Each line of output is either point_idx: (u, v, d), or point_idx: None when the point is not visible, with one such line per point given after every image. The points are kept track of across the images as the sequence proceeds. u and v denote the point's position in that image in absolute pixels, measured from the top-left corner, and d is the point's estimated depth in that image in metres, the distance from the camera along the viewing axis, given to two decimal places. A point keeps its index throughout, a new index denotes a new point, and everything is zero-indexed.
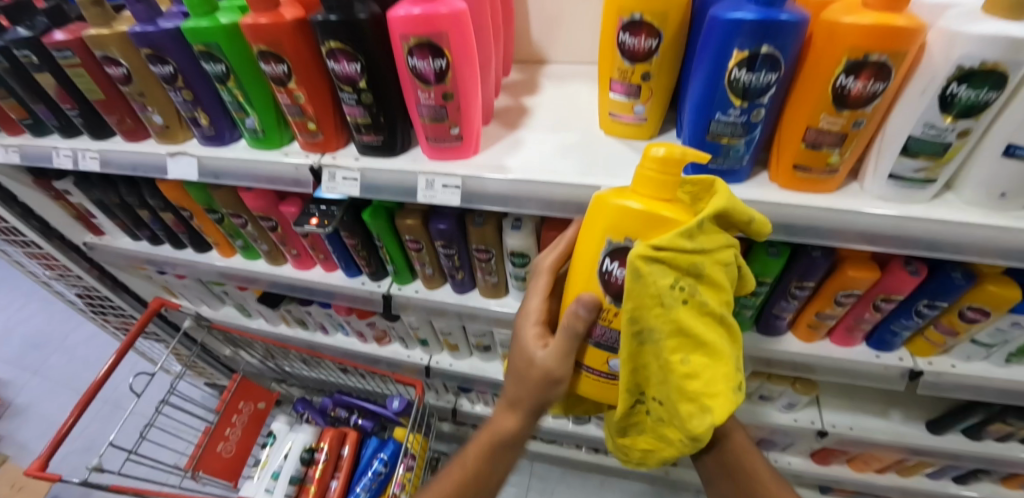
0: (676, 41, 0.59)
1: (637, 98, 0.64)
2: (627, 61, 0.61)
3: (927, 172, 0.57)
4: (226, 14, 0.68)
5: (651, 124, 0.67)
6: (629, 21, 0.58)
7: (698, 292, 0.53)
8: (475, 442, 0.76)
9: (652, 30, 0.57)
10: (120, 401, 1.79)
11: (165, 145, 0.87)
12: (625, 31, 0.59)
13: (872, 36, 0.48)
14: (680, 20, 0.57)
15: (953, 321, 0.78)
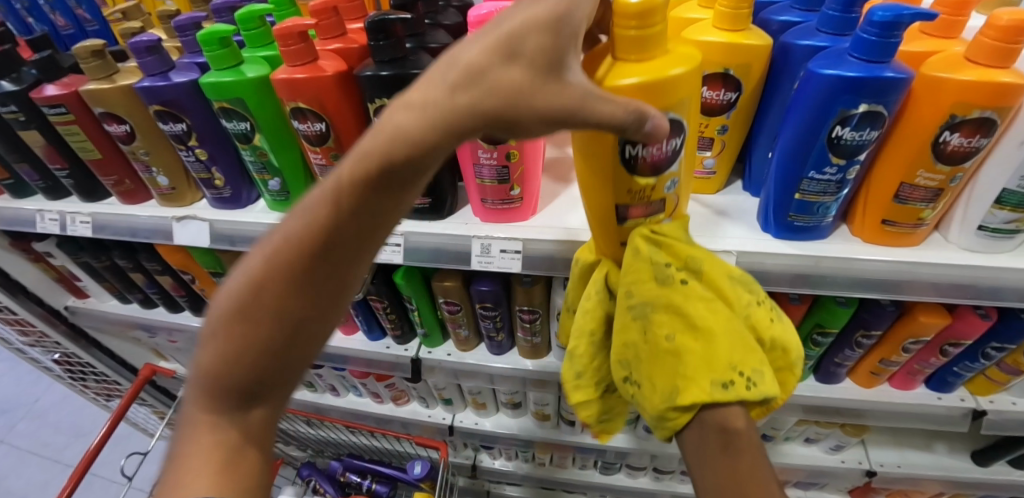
0: (754, 94, 0.56)
1: (708, 150, 0.61)
2: (702, 113, 0.58)
3: (1018, 223, 0.54)
4: (253, 67, 0.61)
5: (720, 177, 0.64)
6: (708, 75, 0.55)
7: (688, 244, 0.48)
8: (241, 337, 0.33)
9: (732, 83, 0.55)
10: (97, 473, 1.61)
11: (170, 207, 0.79)
12: (701, 84, 0.56)
13: (978, 92, 0.46)
14: (760, 74, 0.55)
15: (1017, 360, 0.73)
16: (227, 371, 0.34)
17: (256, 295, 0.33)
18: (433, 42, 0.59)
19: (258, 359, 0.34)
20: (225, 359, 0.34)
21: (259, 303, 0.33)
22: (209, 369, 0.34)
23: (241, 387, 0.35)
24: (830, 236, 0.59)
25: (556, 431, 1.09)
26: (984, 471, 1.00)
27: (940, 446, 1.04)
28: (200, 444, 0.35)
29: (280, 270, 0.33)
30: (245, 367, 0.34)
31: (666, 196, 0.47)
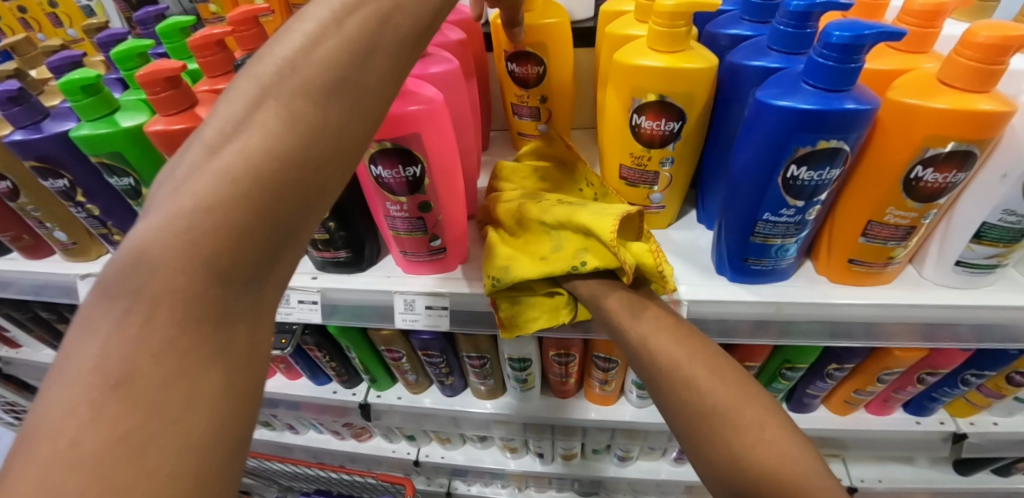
0: (700, 122, 0.49)
1: (654, 185, 0.54)
2: (642, 145, 0.51)
3: (999, 257, 0.48)
4: (131, 114, 0.53)
5: (669, 212, 0.57)
6: (646, 103, 0.47)
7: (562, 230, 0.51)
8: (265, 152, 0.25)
9: (674, 112, 0.47)
10: None
11: (75, 262, 0.71)
12: (639, 114, 0.48)
13: (954, 124, 0.39)
14: (707, 100, 0.47)
15: (998, 384, 0.68)
16: (231, 218, 0.24)
17: (293, 117, 0.26)
18: None
19: (271, 193, 0.25)
20: (234, 203, 0.24)
21: (286, 131, 0.25)
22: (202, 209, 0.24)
23: (235, 244, 0.24)
24: (791, 277, 0.53)
25: (527, 461, 1.04)
26: (967, 482, 0.96)
27: (921, 458, 1.00)
28: (153, 346, 0.22)
29: (327, 102, 0.27)
30: (261, 212, 0.25)
31: (540, 106, 0.64)
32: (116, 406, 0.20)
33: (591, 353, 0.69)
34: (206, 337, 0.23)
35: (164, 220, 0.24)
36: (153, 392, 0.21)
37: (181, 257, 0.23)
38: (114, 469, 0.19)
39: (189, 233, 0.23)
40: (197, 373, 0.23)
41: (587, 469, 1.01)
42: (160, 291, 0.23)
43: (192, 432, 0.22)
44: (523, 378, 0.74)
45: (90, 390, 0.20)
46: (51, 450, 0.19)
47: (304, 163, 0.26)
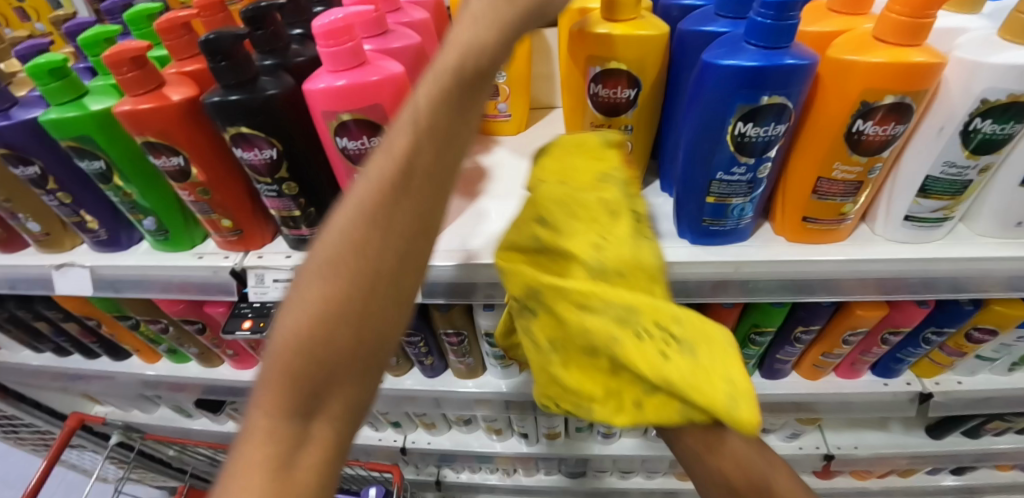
0: (656, 88, 0.51)
1: None
2: (601, 113, 0.53)
3: (945, 211, 0.50)
4: (99, 98, 0.53)
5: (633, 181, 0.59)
6: (601, 72, 0.49)
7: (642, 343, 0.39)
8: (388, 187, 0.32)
9: (629, 80, 0.49)
10: None
11: (49, 254, 0.71)
12: (596, 82, 0.50)
13: (889, 77, 0.41)
14: (661, 66, 0.49)
15: (959, 342, 0.70)
16: (342, 301, 0.31)
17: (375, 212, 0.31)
18: (299, 57, 0.52)
19: (369, 274, 0.31)
20: (341, 282, 0.31)
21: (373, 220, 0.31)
22: (324, 294, 0.31)
23: (349, 317, 0.31)
24: (750, 238, 0.55)
25: (513, 443, 1.05)
26: (939, 445, 0.99)
27: (894, 424, 1.03)
28: (316, 331, 0.31)
29: (424, 163, 0.32)
30: (356, 294, 0.31)
31: (499, 84, 0.66)
32: (287, 361, 0.31)
33: None
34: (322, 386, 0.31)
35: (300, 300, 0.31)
36: (309, 384, 0.31)
37: (331, 271, 0.31)
38: (289, 401, 0.30)
39: (317, 318, 0.31)
40: (337, 378, 0.32)
41: (572, 448, 1.02)
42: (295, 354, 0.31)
43: (336, 388, 0.32)
44: (502, 354, 0.75)
45: (282, 353, 0.31)
46: (265, 388, 0.31)
47: (413, 221, 0.32)
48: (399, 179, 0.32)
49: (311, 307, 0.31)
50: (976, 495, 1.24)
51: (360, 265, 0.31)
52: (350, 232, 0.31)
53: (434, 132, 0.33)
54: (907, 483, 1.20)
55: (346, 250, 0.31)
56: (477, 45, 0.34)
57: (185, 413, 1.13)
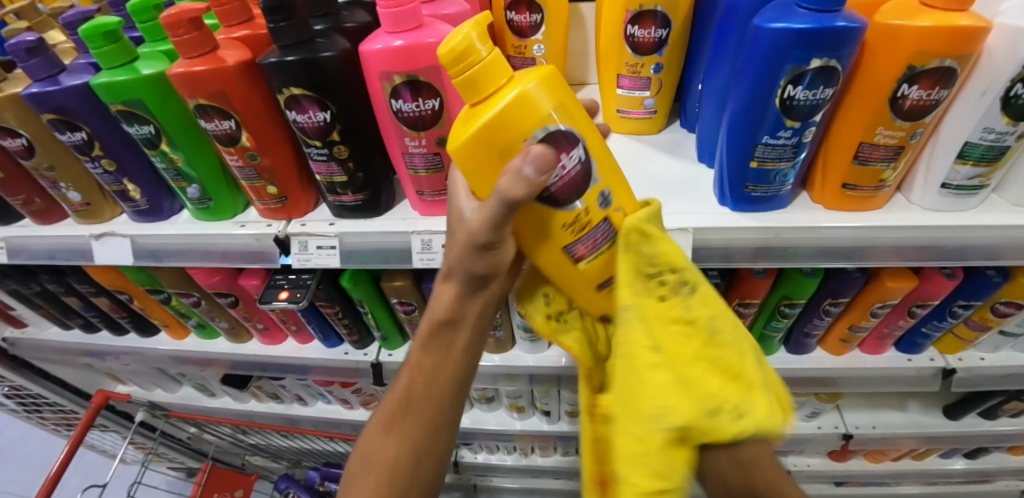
0: (681, 34, 0.58)
1: (647, 90, 0.62)
2: (636, 54, 0.59)
3: (982, 178, 0.52)
4: (150, 61, 0.54)
5: (660, 118, 0.65)
6: (636, 13, 0.56)
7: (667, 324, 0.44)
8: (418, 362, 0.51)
9: (661, 21, 0.56)
10: None
11: (88, 224, 0.72)
12: (632, 24, 0.57)
13: (936, 40, 0.42)
14: (688, 9, 0.56)
15: (984, 316, 0.71)
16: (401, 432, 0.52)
17: (390, 419, 0.52)
18: (350, 22, 0.53)
19: (394, 469, 0.51)
20: (375, 484, 0.51)
21: (378, 436, 0.53)
22: (357, 472, 0.53)
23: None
24: (789, 205, 0.56)
25: (534, 422, 1.07)
26: (956, 425, 1.00)
27: (912, 404, 1.04)
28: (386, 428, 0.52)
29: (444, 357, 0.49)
30: (399, 479, 0.51)
31: (538, 57, 0.66)
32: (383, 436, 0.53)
33: None
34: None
35: (353, 462, 0.54)
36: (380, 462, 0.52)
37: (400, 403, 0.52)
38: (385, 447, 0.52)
39: (360, 466, 0.53)
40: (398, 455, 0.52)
41: None
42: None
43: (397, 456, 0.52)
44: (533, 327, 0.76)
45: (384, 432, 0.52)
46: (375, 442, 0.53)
47: (438, 387, 0.50)
48: (397, 408, 0.52)
49: (356, 465, 0.53)
50: (987, 479, 1.26)
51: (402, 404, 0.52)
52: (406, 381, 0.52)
53: (437, 358, 0.50)
54: (920, 465, 1.22)
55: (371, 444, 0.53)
56: (445, 301, 0.47)
57: (209, 392, 1.14)
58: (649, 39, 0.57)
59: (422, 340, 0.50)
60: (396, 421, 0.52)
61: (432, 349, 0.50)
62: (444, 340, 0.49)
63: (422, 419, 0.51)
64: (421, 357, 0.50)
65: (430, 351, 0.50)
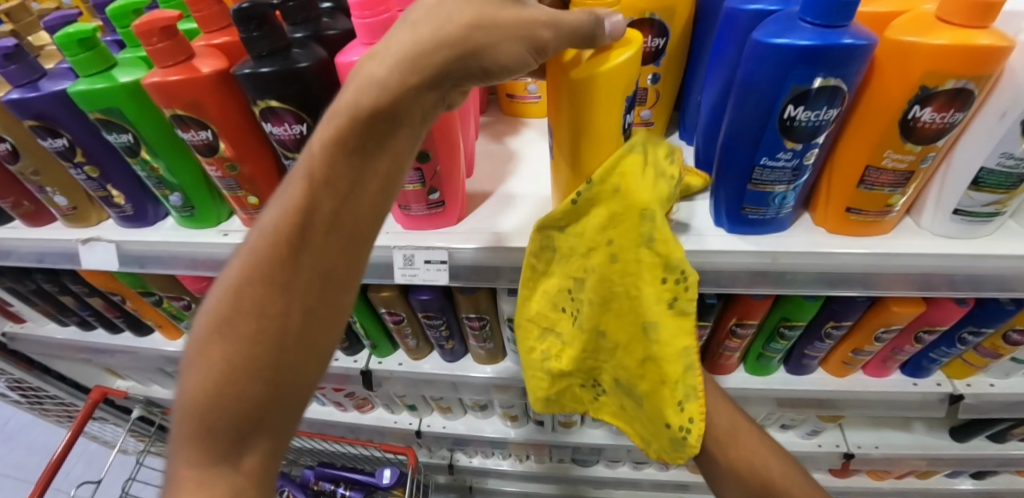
0: (680, 43, 0.55)
1: (643, 102, 0.59)
2: None
3: (998, 205, 0.48)
4: (128, 69, 0.53)
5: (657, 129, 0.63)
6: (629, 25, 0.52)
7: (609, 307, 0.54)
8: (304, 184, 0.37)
9: (658, 30, 0.53)
10: None
11: (76, 228, 0.71)
12: None
13: (952, 59, 0.39)
14: (687, 17, 0.53)
15: (995, 343, 0.68)
16: (269, 287, 0.38)
17: (264, 265, 0.37)
18: (330, 30, 0.51)
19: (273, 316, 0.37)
20: (243, 335, 0.37)
21: (251, 275, 0.38)
22: (215, 320, 0.38)
23: (257, 358, 0.37)
24: (790, 228, 0.53)
25: (528, 430, 1.05)
26: (963, 448, 0.97)
27: (917, 425, 1.01)
28: (247, 294, 0.38)
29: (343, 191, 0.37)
30: (279, 331, 0.38)
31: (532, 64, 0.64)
32: (242, 298, 0.38)
33: None
34: (228, 417, 0.37)
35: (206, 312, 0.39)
36: (228, 327, 0.38)
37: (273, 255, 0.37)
38: (239, 319, 0.38)
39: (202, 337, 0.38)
40: (262, 323, 0.37)
41: (588, 437, 1.02)
42: (204, 372, 0.37)
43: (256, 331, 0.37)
44: None
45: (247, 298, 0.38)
46: (226, 312, 0.38)
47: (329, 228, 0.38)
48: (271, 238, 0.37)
49: (212, 317, 0.38)
50: None
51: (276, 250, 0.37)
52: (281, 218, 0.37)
53: (332, 185, 0.37)
54: (925, 484, 1.18)
55: (235, 290, 0.38)
56: (378, 82, 0.34)
57: None
58: (645, 48, 0.54)
59: (332, 145, 0.36)
60: (266, 268, 0.37)
61: (348, 163, 0.36)
62: (369, 146, 0.36)
63: (322, 256, 0.38)
64: (331, 169, 0.36)
65: (336, 166, 0.36)
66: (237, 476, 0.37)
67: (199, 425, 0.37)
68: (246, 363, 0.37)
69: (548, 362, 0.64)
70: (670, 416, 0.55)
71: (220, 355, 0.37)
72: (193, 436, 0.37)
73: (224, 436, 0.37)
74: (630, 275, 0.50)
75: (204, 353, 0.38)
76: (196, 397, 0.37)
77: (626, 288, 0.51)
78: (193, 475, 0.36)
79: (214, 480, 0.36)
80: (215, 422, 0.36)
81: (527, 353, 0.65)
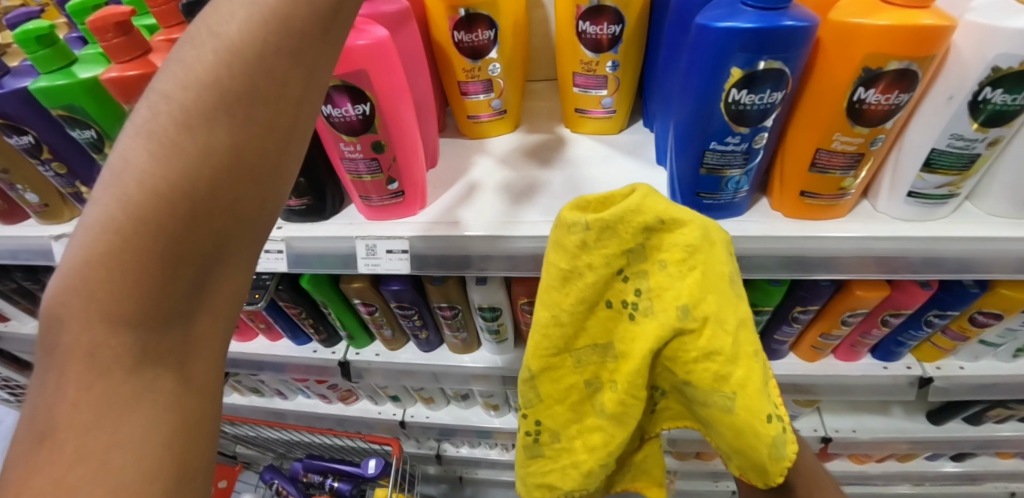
0: (638, 30, 0.55)
1: (604, 89, 0.60)
2: (591, 51, 0.56)
3: (951, 187, 0.49)
4: (89, 65, 0.53)
5: (620, 117, 0.63)
6: (589, 9, 0.53)
7: (656, 311, 0.45)
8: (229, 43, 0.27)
9: (614, 16, 0.53)
10: None
11: (51, 225, 0.72)
12: (585, 20, 0.54)
13: (893, 40, 0.39)
14: (642, 4, 0.53)
15: (963, 326, 0.68)
16: (194, 154, 0.26)
17: (181, 127, 0.26)
18: None
19: (263, 128, 0.28)
20: (148, 221, 0.26)
21: (245, 63, 0.27)
22: (181, 110, 0.26)
23: (191, 217, 0.26)
24: (746, 213, 0.54)
25: (511, 419, 1.06)
26: (940, 431, 0.98)
27: (896, 409, 1.02)
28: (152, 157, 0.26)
29: (267, 54, 0.27)
30: (254, 147, 0.27)
31: (494, 78, 0.60)
32: (151, 169, 0.26)
33: None
34: (179, 251, 0.27)
35: (159, 98, 0.26)
36: (138, 207, 0.25)
37: (199, 101, 0.26)
38: (140, 195, 0.25)
39: (95, 232, 0.25)
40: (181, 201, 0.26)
41: None
42: (99, 273, 0.25)
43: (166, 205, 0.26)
44: (496, 329, 0.75)
45: (151, 159, 0.26)
46: (130, 179, 0.25)
47: (270, 97, 0.27)
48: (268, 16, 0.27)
49: (179, 105, 0.26)
50: (976, 482, 1.23)
51: (193, 107, 0.26)
52: (200, 64, 0.26)
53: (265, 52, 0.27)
54: (905, 467, 1.20)
55: (220, 73, 0.26)
56: None
57: None
58: (603, 36, 0.55)
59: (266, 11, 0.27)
60: (182, 126, 0.26)
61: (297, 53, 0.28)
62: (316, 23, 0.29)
63: (264, 141, 0.28)
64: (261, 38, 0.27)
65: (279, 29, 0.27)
66: (184, 347, 0.28)
67: (132, 250, 0.25)
68: (215, 180, 0.27)
69: (598, 394, 0.52)
70: (746, 440, 0.45)
71: (183, 158, 0.26)
72: (117, 272, 0.25)
73: (164, 279, 0.26)
74: (697, 262, 0.43)
75: (159, 155, 0.26)
76: (133, 217, 0.25)
77: (702, 264, 0.43)
78: (118, 346, 0.26)
79: (151, 369, 0.27)
80: (119, 316, 0.26)
81: (553, 382, 0.52)
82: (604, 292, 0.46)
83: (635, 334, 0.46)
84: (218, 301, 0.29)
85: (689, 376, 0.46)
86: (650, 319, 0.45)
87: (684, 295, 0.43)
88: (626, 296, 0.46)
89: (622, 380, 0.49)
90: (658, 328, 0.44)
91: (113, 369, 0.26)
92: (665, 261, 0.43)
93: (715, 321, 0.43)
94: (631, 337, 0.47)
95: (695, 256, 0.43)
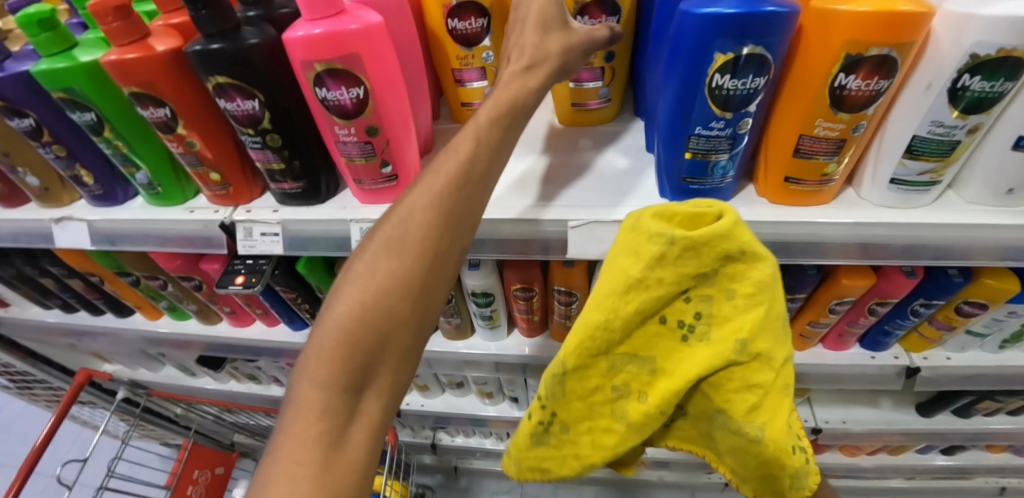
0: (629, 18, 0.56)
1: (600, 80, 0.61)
2: None
3: (932, 174, 0.50)
4: (88, 49, 0.54)
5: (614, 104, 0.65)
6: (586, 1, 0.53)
7: (707, 339, 0.44)
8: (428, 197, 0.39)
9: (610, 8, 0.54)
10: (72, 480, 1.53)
11: (50, 208, 0.73)
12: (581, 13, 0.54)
13: (872, 28, 0.40)
14: None
15: (949, 315, 0.68)
16: (398, 269, 0.37)
17: (389, 250, 0.37)
18: (281, 9, 0.52)
19: (436, 256, 0.38)
20: (359, 306, 0.35)
21: (435, 209, 0.39)
22: (386, 260, 0.37)
23: (386, 311, 0.36)
24: (732, 198, 0.55)
25: (505, 408, 1.08)
26: (929, 423, 0.98)
27: (885, 401, 1.03)
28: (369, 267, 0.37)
29: (450, 210, 0.39)
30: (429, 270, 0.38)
31: (487, 66, 0.60)
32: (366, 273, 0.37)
33: (553, 287, 0.71)
34: (378, 334, 0.35)
35: (383, 230, 0.39)
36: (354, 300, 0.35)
37: (404, 234, 0.38)
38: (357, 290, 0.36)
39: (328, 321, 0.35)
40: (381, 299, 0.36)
41: None
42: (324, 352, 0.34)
43: (368, 300, 0.36)
44: (489, 315, 0.76)
45: (368, 267, 0.37)
46: (357, 279, 0.37)
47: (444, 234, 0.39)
48: (462, 175, 0.40)
49: (395, 238, 0.38)
50: (966, 475, 1.24)
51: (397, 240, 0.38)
52: (413, 209, 0.39)
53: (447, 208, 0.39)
54: (896, 460, 1.21)
55: (418, 210, 0.39)
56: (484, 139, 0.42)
57: (191, 372, 1.18)
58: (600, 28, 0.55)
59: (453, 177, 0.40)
60: (390, 249, 0.38)
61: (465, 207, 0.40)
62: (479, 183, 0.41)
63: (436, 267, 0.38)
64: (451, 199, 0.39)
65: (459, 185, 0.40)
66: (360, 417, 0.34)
67: (350, 326, 0.35)
68: (402, 287, 0.36)
69: (623, 402, 0.51)
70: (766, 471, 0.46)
71: (388, 268, 0.37)
72: (339, 348, 0.34)
73: (360, 355, 0.34)
74: (763, 297, 0.41)
75: (376, 267, 0.37)
76: (353, 306, 0.35)
77: (767, 303, 0.42)
78: (325, 401, 0.33)
79: (344, 421, 0.33)
80: (333, 384, 0.33)
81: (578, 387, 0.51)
82: (661, 308, 0.45)
83: (676, 345, 0.46)
84: (386, 385, 0.36)
85: (725, 408, 0.46)
86: (698, 343, 0.45)
87: (737, 327, 0.43)
88: (683, 318, 0.45)
89: (657, 397, 0.48)
90: (712, 356, 0.44)
91: (318, 415, 0.33)
92: (731, 291, 0.42)
93: (764, 360, 0.43)
94: (673, 353, 0.47)
95: (763, 293, 0.41)
